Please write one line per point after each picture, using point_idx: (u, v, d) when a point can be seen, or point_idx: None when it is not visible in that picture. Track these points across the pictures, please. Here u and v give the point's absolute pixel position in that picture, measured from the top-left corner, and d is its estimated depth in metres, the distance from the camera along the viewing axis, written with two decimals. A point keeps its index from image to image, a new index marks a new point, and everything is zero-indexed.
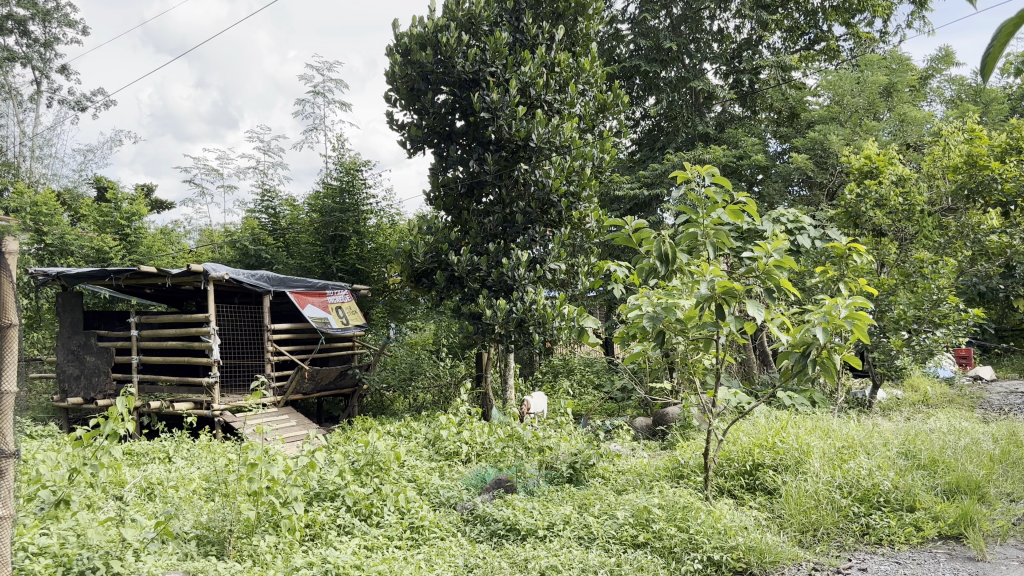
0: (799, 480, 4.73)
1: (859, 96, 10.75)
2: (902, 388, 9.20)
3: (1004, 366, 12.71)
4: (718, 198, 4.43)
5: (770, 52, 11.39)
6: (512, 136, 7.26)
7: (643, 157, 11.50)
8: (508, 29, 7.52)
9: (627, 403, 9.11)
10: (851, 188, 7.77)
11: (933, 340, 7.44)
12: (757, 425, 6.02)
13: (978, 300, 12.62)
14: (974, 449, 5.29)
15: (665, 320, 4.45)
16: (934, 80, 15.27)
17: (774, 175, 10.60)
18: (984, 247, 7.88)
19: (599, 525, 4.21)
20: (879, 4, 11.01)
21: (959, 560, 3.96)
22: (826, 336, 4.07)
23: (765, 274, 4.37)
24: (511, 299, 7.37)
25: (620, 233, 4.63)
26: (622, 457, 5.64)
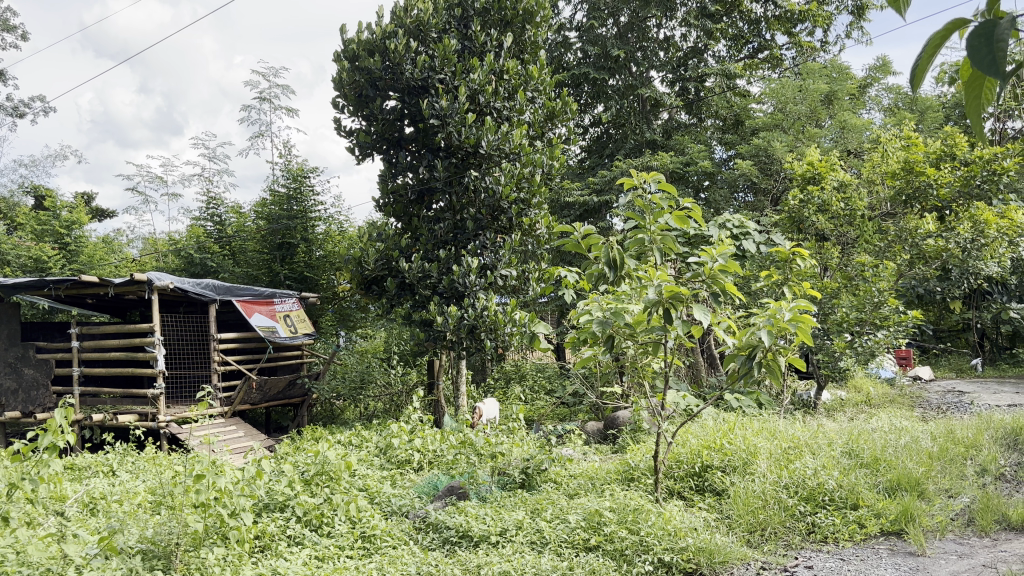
0: (746, 481, 4.82)
1: (802, 104, 11.05)
2: (845, 388, 9.41)
3: (942, 366, 13.10)
4: (665, 204, 4.50)
5: (715, 60, 11.59)
6: (462, 143, 7.28)
7: (592, 163, 11.59)
8: (457, 36, 7.54)
9: (579, 408, 9.17)
10: (795, 194, 7.93)
11: (875, 341, 7.58)
12: (705, 427, 6.12)
13: (916, 302, 12.99)
14: (914, 447, 5.45)
15: (614, 325, 4.50)
16: (873, 89, 15.68)
17: (720, 182, 10.79)
18: (922, 251, 8.15)
19: (551, 529, 4.24)
20: (820, 14, 11.32)
21: (900, 556, 4.07)
22: (772, 339, 4.16)
23: (711, 279, 4.44)
24: (462, 306, 7.36)
25: (569, 239, 4.66)
26: (574, 461, 5.67)
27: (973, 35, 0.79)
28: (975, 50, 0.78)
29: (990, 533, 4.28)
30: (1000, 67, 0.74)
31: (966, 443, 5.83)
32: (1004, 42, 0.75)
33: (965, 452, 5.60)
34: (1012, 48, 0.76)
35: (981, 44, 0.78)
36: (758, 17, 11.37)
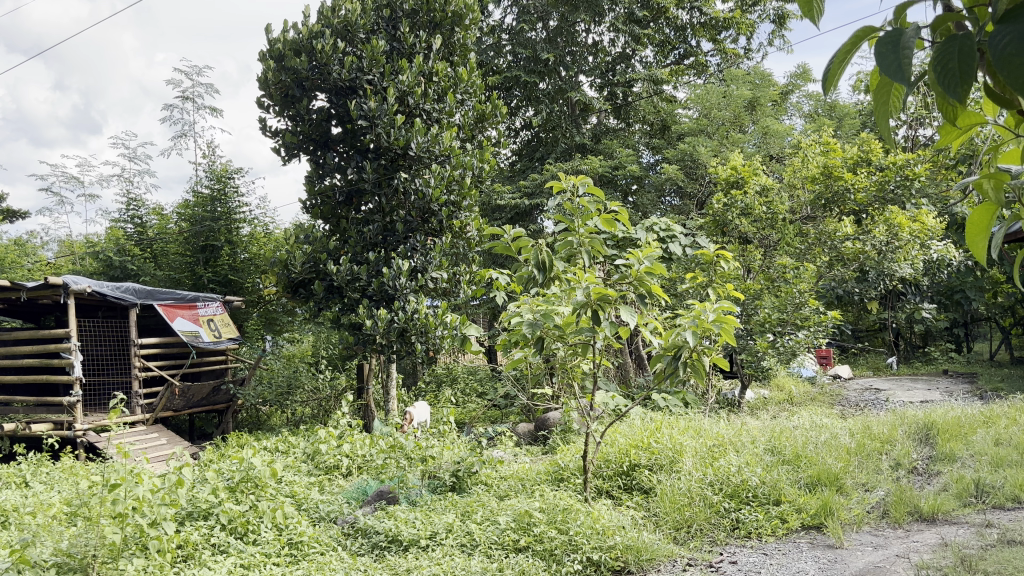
0: (673, 479, 4.91)
1: (726, 110, 11.41)
2: (769, 387, 9.62)
3: (860, 364, 13.54)
4: (593, 207, 4.55)
5: (643, 66, 11.77)
6: (390, 145, 7.24)
7: (522, 167, 11.65)
8: (385, 38, 7.49)
9: (510, 411, 9.21)
10: (719, 198, 8.11)
11: (795, 341, 7.83)
12: (633, 426, 6.21)
13: (835, 303, 13.39)
14: (833, 443, 5.63)
15: (543, 327, 4.52)
16: (794, 96, 16.12)
17: (648, 186, 10.99)
18: (840, 253, 8.43)
19: (481, 531, 4.24)
20: (743, 22, 11.63)
21: (820, 549, 4.20)
22: (696, 340, 4.24)
23: (637, 281, 4.51)
24: (392, 309, 7.31)
25: (498, 242, 4.66)
26: (505, 463, 5.69)
27: (879, 43, 0.83)
28: (882, 56, 0.83)
29: (903, 524, 4.44)
30: (909, 74, 0.79)
31: (882, 439, 6.05)
32: (910, 53, 0.80)
33: (881, 447, 5.81)
34: (917, 55, 0.81)
35: (889, 52, 0.82)
36: (684, 24, 11.59)
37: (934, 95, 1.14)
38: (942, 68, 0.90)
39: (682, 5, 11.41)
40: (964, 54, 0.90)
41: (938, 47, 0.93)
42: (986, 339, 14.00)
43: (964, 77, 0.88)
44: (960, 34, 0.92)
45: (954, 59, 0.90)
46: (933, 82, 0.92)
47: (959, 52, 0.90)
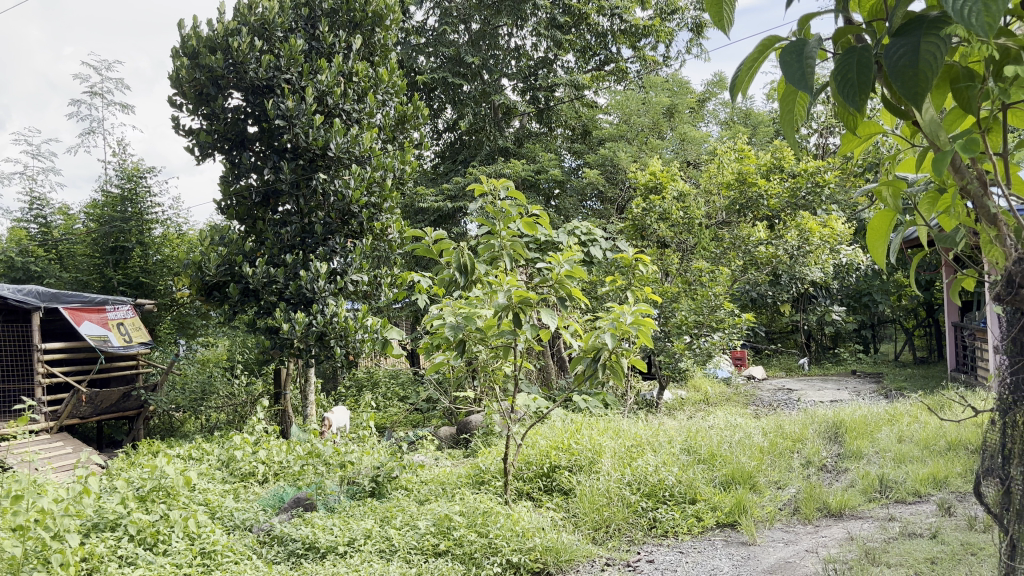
0: (592, 479, 4.97)
1: (644, 116, 11.64)
2: (685, 388, 9.79)
3: (773, 365, 13.96)
4: (514, 210, 4.57)
5: (564, 71, 11.91)
6: (309, 145, 7.15)
7: (445, 170, 11.61)
8: (303, 36, 7.38)
9: (432, 414, 9.18)
10: (638, 203, 8.26)
11: (711, 343, 8.03)
12: (553, 428, 6.25)
13: (749, 305, 13.75)
14: (746, 442, 5.79)
15: (465, 330, 4.52)
16: (711, 104, 16.55)
17: (570, 190, 11.22)
18: (753, 257, 8.69)
19: (400, 536, 4.20)
20: (662, 30, 11.86)
21: (734, 546, 4.30)
22: (615, 342, 4.31)
23: (557, 284, 4.55)
24: (310, 312, 7.16)
25: (419, 244, 4.61)
26: (425, 467, 5.66)
27: (784, 53, 1.08)
28: (788, 65, 1.07)
29: (813, 519, 4.58)
30: (808, 80, 1.03)
31: (793, 438, 6.24)
32: (811, 65, 1.04)
33: (792, 445, 5.99)
34: (816, 65, 1.05)
35: (793, 61, 1.06)
36: (604, 31, 11.74)
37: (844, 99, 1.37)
38: (842, 74, 1.15)
39: (602, 12, 11.57)
40: (859, 65, 1.15)
41: (837, 57, 1.18)
42: (890, 340, 14.63)
43: (861, 84, 1.14)
44: (855, 48, 1.18)
45: (852, 70, 1.15)
46: (835, 83, 1.17)
47: (857, 63, 1.15)
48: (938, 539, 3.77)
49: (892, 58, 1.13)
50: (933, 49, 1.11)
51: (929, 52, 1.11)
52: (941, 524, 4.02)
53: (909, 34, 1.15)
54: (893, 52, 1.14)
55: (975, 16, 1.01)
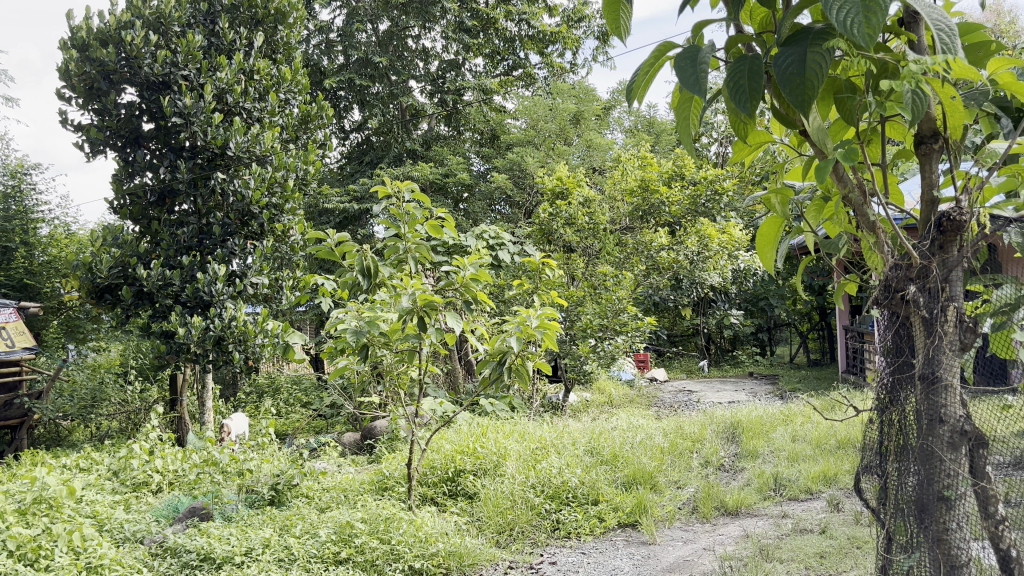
0: (496, 483, 4.98)
1: (552, 122, 11.83)
2: (590, 390, 9.92)
3: (674, 367, 14.32)
4: (420, 213, 4.54)
5: (472, 74, 11.94)
6: (207, 144, 6.96)
7: (352, 170, 11.45)
8: (202, 32, 7.17)
9: (336, 420, 9.07)
10: (545, 208, 8.33)
11: (615, 345, 8.15)
12: (459, 432, 6.23)
13: (652, 309, 14.04)
14: (647, 443, 5.93)
15: (368, 334, 4.43)
16: (616, 111, 16.89)
17: (478, 194, 11.26)
18: (656, 262, 8.92)
19: (300, 545, 4.08)
20: (569, 37, 12.00)
21: (634, 546, 4.38)
22: (520, 346, 4.33)
23: (463, 288, 4.53)
24: (207, 316, 6.94)
25: (322, 246, 4.50)
26: (326, 474, 5.55)
27: (679, 56, 1.19)
28: (682, 70, 1.18)
29: (710, 518, 4.69)
30: (703, 84, 1.16)
31: (692, 438, 6.41)
32: (704, 69, 1.16)
33: (692, 446, 6.15)
34: (708, 70, 1.17)
35: (688, 65, 1.18)
36: (512, 36, 11.79)
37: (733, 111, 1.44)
38: (733, 80, 1.27)
39: (510, 17, 11.60)
40: (750, 73, 1.26)
41: (730, 64, 1.29)
42: (783, 343, 15.22)
43: (751, 90, 1.25)
44: (746, 57, 1.29)
45: (744, 77, 1.26)
46: (727, 88, 1.28)
47: (748, 71, 1.26)
48: (827, 534, 3.92)
49: (782, 67, 1.23)
50: (818, 59, 1.21)
51: (814, 61, 1.21)
52: (830, 519, 4.19)
53: (797, 44, 1.25)
54: (781, 60, 1.24)
55: (856, 27, 1.10)
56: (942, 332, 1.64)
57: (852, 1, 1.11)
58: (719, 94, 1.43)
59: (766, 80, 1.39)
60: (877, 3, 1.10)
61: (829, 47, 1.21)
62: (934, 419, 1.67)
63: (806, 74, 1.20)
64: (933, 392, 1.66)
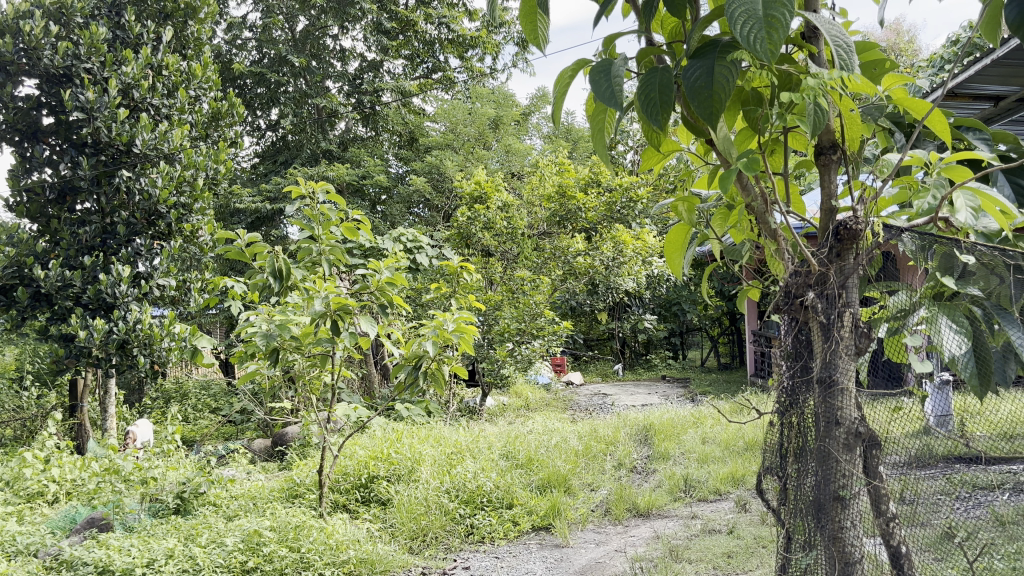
0: (410, 488, 4.93)
1: (470, 125, 12.10)
2: (507, 394, 9.95)
3: (590, 370, 14.48)
4: (334, 215, 4.47)
5: (390, 76, 11.86)
6: (112, 140, 6.71)
7: (266, 170, 11.20)
8: (107, 24, 6.90)
9: (247, 426, 8.87)
10: (462, 212, 8.32)
11: (531, 350, 8.18)
12: (373, 438, 6.15)
13: (569, 313, 14.16)
14: (562, 446, 5.99)
15: (279, 338, 4.34)
16: (535, 117, 17.07)
17: (395, 197, 11.24)
18: (572, 268, 9.02)
19: (205, 555, 3.86)
20: (488, 42, 12.02)
21: (547, 548, 4.41)
22: (436, 349, 4.30)
23: (378, 292, 4.46)
24: (111, 318, 6.70)
25: (231, 246, 4.38)
26: (235, 481, 5.41)
27: (592, 70, 1.29)
28: (597, 81, 1.30)
29: (622, 520, 4.76)
30: (616, 97, 1.26)
31: (606, 440, 6.49)
32: (617, 84, 1.27)
33: (605, 448, 6.23)
34: (621, 83, 1.27)
35: (601, 79, 1.28)
36: (432, 38, 11.64)
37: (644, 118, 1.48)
38: (644, 94, 1.32)
39: (430, 19, 11.42)
40: (661, 86, 1.31)
41: (642, 77, 1.34)
42: (695, 347, 15.57)
43: (663, 102, 1.31)
44: (658, 69, 1.34)
45: (655, 89, 1.31)
46: (639, 101, 1.34)
47: (659, 84, 1.32)
48: (734, 535, 4.02)
49: (690, 79, 1.28)
50: (725, 71, 1.26)
51: (721, 72, 1.26)
52: (737, 520, 4.30)
53: (704, 56, 1.30)
54: (690, 72, 1.29)
55: (759, 42, 1.15)
56: (839, 336, 1.69)
57: (756, 18, 1.16)
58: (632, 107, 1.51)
59: (674, 89, 1.43)
60: (778, 19, 1.15)
61: (734, 60, 1.26)
62: (831, 421, 1.72)
63: (714, 85, 1.25)
64: (830, 395, 1.71)
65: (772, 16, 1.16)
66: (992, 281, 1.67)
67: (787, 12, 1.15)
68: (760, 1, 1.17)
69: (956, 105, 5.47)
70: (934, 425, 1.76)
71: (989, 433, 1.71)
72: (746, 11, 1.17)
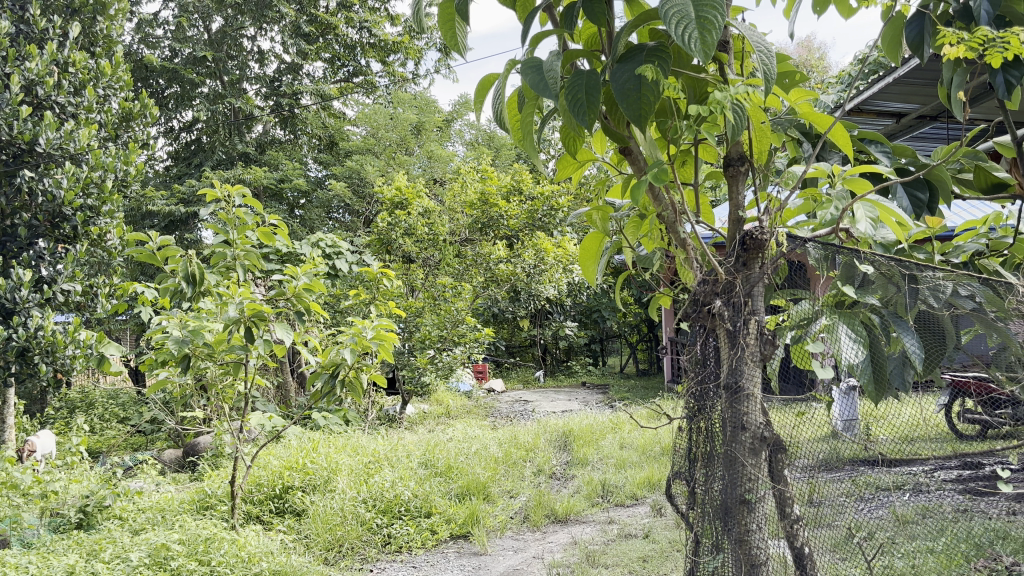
0: (326, 499, 4.83)
1: (392, 131, 12.51)
2: (427, 402, 9.89)
3: (512, 377, 14.49)
4: (251, 219, 4.36)
5: (310, 79, 11.63)
6: (13, 138, 6.30)
7: (179, 172, 10.88)
8: (10, 18, 6.58)
9: (157, 436, 8.57)
10: (382, 217, 8.25)
11: (452, 357, 8.12)
12: (288, 447, 6.01)
13: (491, 320, 14.15)
14: (482, 454, 5.98)
15: (191, 345, 4.21)
16: (457, 124, 17.09)
17: (314, 201, 11.13)
18: (494, 275, 9.03)
19: (109, 570, 3.66)
20: (411, 48, 11.98)
21: (465, 557, 4.39)
22: (355, 358, 4.23)
23: (295, 298, 4.36)
24: (9, 324, 6.21)
25: (142, 249, 4.19)
26: (142, 494, 5.21)
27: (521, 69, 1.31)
28: (525, 77, 1.31)
29: (541, 526, 4.77)
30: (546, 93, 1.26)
31: (526, 446, 6.51)
32: (546, 78, 1.28)
33: (525, 454, 6.25)
34: (551, 82, 1.28)
35: (530, 76, 1.29)
36: (354, 42, 11.60)
37: (568, 122, 1.49)
38: (572, 95, 1.32)
39: (351, 23, 11.41)
40: (588, 89, 1.32)
41: (569, 80, 1.35)
42: (615, 354, 15.78)
43: (590, 104, 1.32)
44: (583, 73, 1.35)
45: (583, 91, 1.32)
46: (566, 104, 1.34)
47: (585, 86, 1.32)
48: (650, 538, 4.09)
49: (618, 81, 1.29)
50: (652, 74, 1.28)
51: (649, 73, 1.27)
52: (653, 524, 4.36)
53: (631, 60, 1.31)
54: (617, 75, 1.30)
55: (692, 41, 1.17)
56: (744, 343, 1.73)
57: (688, 19, 1.18)
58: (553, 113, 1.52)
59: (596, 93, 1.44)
60: (711, 21, 1.18)
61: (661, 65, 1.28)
62: (737, 426, 1.75)
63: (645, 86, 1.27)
64: (736, 401, 1.75)
65: (704, 18, 1.18)
66: (890, 289, 1.75)
67: (719, 14, 1.17)
68: (690, 4, 1.20)
69: (861, 120, 5.70)
70: (842, 429, 1.81)
71: (890, 435, 1.86)
72: (679, 11, 1.19)
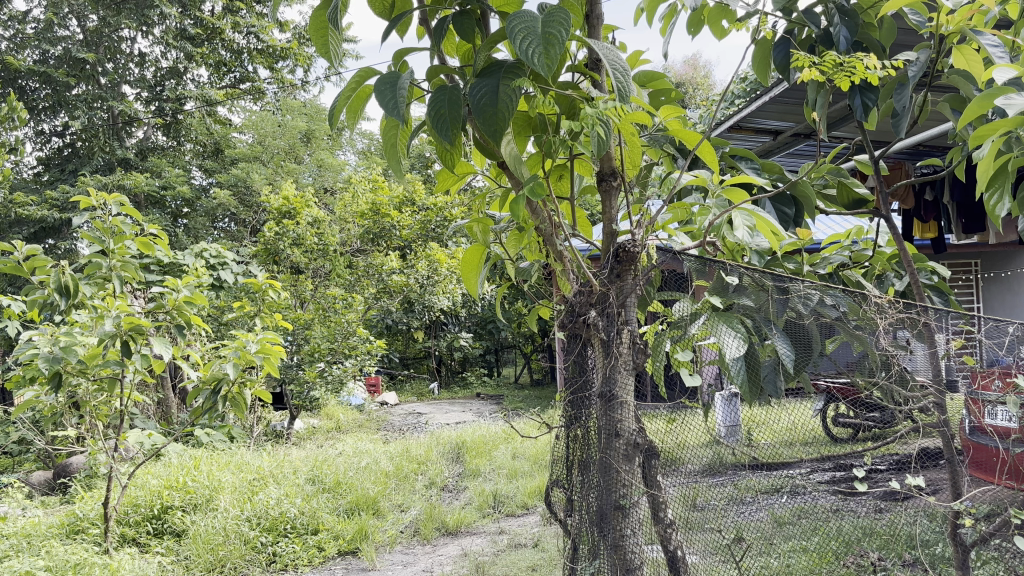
0: (207, 518, 4.65)
1: (280, 138, 12.66)
2: (317, 416, 9.70)
3: (406, 389, 14.37)
4: (129, 228, 4.14)
5: (195, 84, 11.26)
6: None
7: (51, 178, 10.32)
8: None
9: (25, 458, 8.06)
10: (270, 226, 8.04)
11: (343, 370, 7.89)
12: (168, 466, 5.77)
13: (384, 333, 13.99)
14: (372, 468, 5.91)
15: (61, 362, 3.97)
16: (350, 133, 16.90)
17: (198, 210, 10.79)
18: (386, 285, 8.91)
19: None
20: (301, 54, 11.73)
21: (353, 573, 4.32)
22: (237, 372, 4.09)
23: (175, 311, 4.19)
24: None
25: (7, 259, 3.95)
26: (5, 519, 4.88)
27: (379, 81, 1.32)
28: (382, 90, 1.31)
29: (431, 539, 4.74)
30: (404, 107, 1.28)
31: (418, 460, 6.45)
32: (403, 92, 1.28)
33: (416, 467, 6.20)
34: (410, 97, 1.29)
35: (389, 91, 1.30)
36: (241, 48, 11.20)
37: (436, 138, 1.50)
38: (433, 110, 1.33)
39: (237, 28, 11.02)
40: (450, 104, 1.33)
41: (431, 95, 1.36)
42: (510, 364, 15.89)
43: (451, 119, 1.33)
44: (446, 89, 1.37)
45: (445, 106, 1.33)
46: (428, 118, 1.35)
47: (447, 101, 1.33)
48: (539, 547, 4.12)
49: (477, 96, 1.31)
50: (509, 89, 1.30)
51: (503, 90, 1.29)
52: (542, 533, 4.40)
53: (491, 75, 1.33)
54: (475, 90, 1.32)
55: (537, 55, 1.19)
56: (617, 352, 1.77)
57: (534, 35, 1.21)
58: (422, 127, 1.53)
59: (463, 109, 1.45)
60: (555, 35, 1.21)
61: (518, 80, 1.30)
62: (611, 434, 1.79)
63: (499, 99, 1.29)
64: (610, 409, 1.79)
65: (550, 33, 1.21)
66: (762, 295, 1.82)
67: (563, 29, 1.21)
68: (538, 21, 1.23)
69: (740, 137, 5.91)
70: (724, 435, 1.78)
71: (770, 440, 1.83)
72: (526, 28, 1.22)
